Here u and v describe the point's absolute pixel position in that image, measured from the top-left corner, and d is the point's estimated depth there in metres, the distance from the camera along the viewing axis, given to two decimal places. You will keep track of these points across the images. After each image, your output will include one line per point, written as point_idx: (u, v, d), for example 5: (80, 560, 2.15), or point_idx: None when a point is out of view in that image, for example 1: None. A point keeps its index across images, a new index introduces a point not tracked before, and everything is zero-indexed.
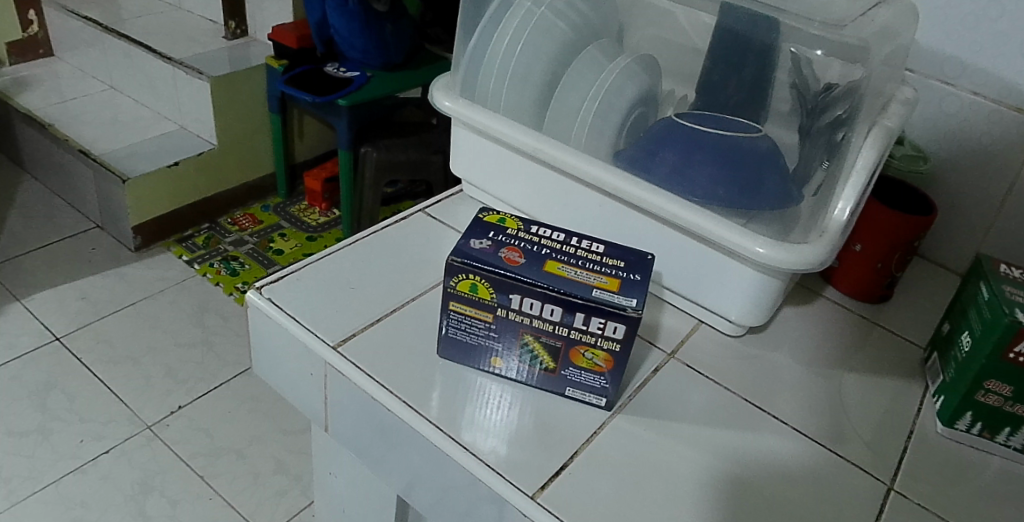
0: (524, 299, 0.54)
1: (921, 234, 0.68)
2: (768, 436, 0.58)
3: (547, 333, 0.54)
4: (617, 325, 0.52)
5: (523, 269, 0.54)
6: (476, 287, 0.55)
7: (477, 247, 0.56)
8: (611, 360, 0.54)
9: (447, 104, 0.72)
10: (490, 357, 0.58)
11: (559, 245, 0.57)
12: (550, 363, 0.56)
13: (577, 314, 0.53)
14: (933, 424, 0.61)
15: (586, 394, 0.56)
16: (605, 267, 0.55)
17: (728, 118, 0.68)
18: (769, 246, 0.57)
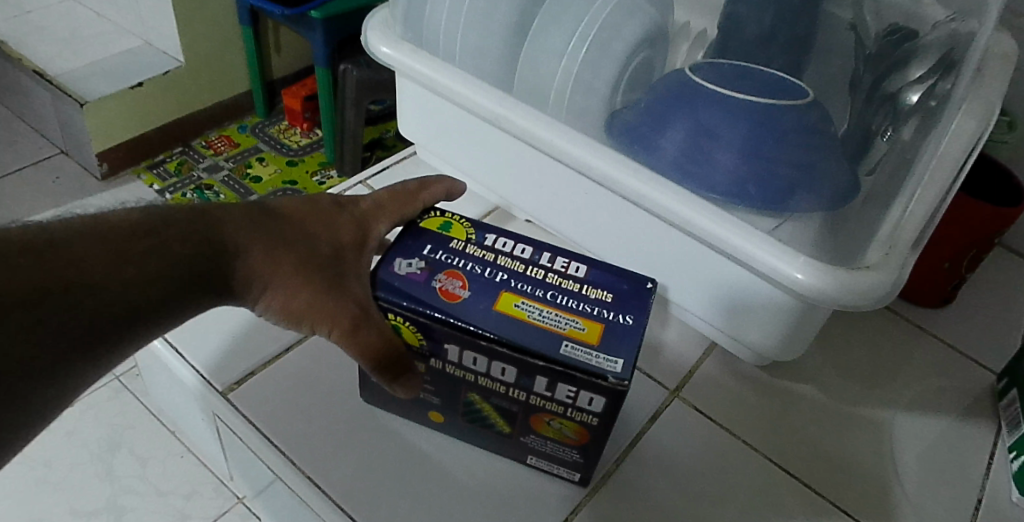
0: (466, 351, 0.39)
1: (1002, 229, 0.52)
2: (793, 513, 0.44)
3: (499, 394, 0.40)
4: (593, 396, 0.37)
5: (464, 310, 0.38)
6: (399, 331, 0.40)
7: (404, 273, 0.40)
8: (585, 433, 0.40)
9: (384, 49, 0.54)
10: (429, 410, 0.44)
11: (520, 265, 0.41)
12: (506, 428, 0.42)
13: (538, 377, 0.38)
14: (1006, 489, 0.47)
15: (556, 466, 0.43)
16: (582, 305, 0.39)
17: (759, 71, 0.50)
18: (814, 269, 0.40)
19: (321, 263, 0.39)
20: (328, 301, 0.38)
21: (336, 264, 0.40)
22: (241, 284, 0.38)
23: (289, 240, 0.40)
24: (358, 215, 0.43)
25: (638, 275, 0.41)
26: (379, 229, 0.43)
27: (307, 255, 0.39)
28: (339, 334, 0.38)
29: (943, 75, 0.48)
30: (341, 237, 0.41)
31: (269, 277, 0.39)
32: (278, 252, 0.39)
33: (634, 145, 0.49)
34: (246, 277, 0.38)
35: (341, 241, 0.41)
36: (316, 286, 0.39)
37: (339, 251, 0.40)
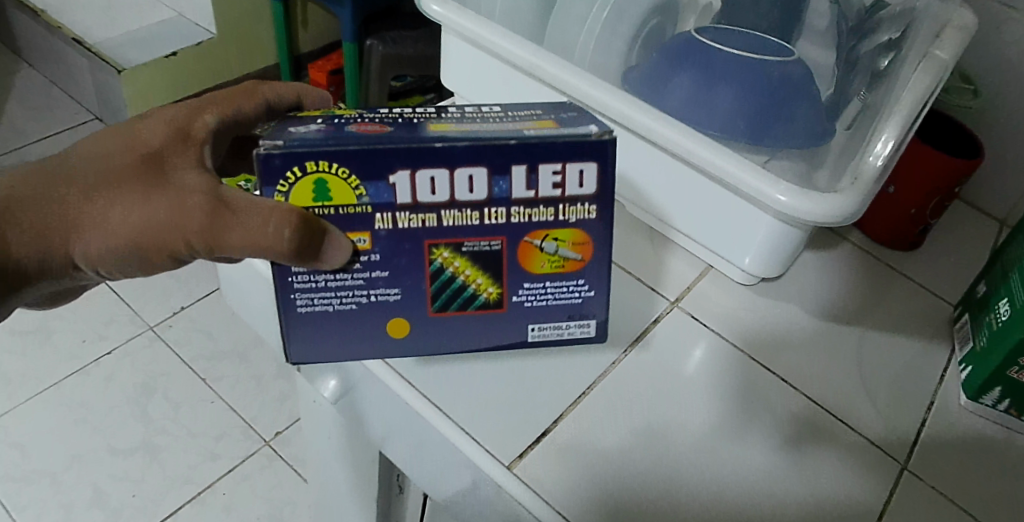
0: (426, 177, 0.42)
1: (963, 180, 0.60)
2: (774, 400, 0.53)
3: (476, 227, 0.45)
4: (583, 167, 0.43)
5: (404, 133, 0.42)
6: (327, 182, 0.42)
7: (311, 130, 0.42)
8: (583, 234, 0.46)
9: (435, 8, 0.61)
10: (391, 320, 0.48)
11: (425, 110, 0.47)
12: (493, 292, 0.48)
13: (515, 174, 0.43)
14: (955, 396, 0.55)
15: (568, 323, 0.50)
16: (523, 115, 0.45)
17: (756, 36, 0.58)
18: (793, 194, 0.48)
19: (111, 176, 0.44)
20: (179, 205, 0.43)
21: (166, 168, 0.44)
22: (116, 225, 0.44)
23: (85, 163, 0.45)
24: (179, 117, 0.46)
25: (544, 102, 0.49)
26: (205, 125, 0.47)
27: (88, 173, 0.44)
28: (209, 236, 0.42)
29: (897, 49, 0.57)
30: (147, 139, 0.45)
31: (94, 208, 0.44)
32: (79, 185, 0.44)
33: (644, 92, 0.57)
34: (89, 218, 0.44)
35: (150, 143, 0.45)
36: (150, 198, 0.43)
37: (156, 153, 0.44)
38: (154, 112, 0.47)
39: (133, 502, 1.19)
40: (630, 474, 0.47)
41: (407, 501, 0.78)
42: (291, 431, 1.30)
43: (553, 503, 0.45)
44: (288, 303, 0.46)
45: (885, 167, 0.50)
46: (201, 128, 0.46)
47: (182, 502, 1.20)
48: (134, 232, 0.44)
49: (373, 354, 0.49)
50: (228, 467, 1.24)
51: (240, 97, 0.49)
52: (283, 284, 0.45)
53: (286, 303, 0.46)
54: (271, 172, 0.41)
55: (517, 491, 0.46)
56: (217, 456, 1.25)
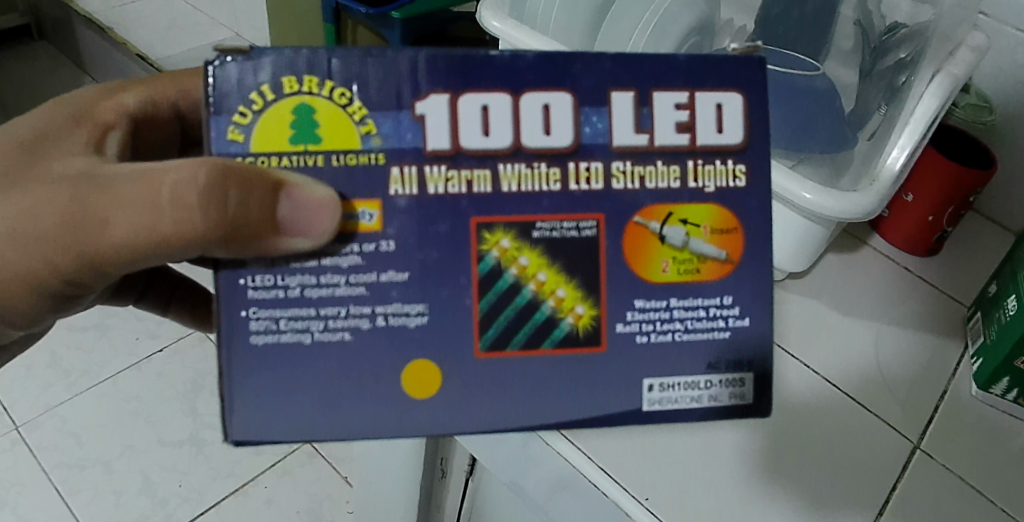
0: (475, 105, 0.38)
1: (977, 189, 0.66)
2: (795, 383, 0.59)
3: (552, 200, 0.39)
4: (722, 99, 0.40)
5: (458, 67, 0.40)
6: (314, 111, 0.38)
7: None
8: (721, 215, 0.40)
9: (495, 24, 0.68)
10: (417, 362, 0.40)
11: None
12: (582, 315, 0.41)
13: (616, 103, 0.39)
14: (968, 386, 0.61)
15: (698, 382, 0.42)
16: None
17: (783, 53, 0.63)
18: (817, 192, 0.54)
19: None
20: (50, 200, 0.42)
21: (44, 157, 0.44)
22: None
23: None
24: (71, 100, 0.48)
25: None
26: (102, 109, 0.48)
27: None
28: (78, 240, 0.42)
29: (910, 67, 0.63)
30: (36, 123, 0.46)
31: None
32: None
33: None
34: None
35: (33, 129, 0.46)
36: (25, 192, 0.43)
37: (41, 139, 0.45)
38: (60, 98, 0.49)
39: (180, 491, 1.25)
40: (666, 443, 0.54)
41: (448, 485, 0.82)
42: None
43: (595, 459, 0.53)
44: (240, 327, 0.39)
45: (900, 170, 0.56)
46: (98, 111, 0.47)
47: (226, 493, 1.26)
48: (12, 251, 0.44)
49: (393, 428, 0.41)
50: (271, 462, 1.30)
51: (154, 85, 0.50)
52: (233, 297, 0.39)
53: (235, 325, 0.39)
54: (225, 97, 0.38)
55: (567, 451, 0.53)
56: (260, 451, 1.32)
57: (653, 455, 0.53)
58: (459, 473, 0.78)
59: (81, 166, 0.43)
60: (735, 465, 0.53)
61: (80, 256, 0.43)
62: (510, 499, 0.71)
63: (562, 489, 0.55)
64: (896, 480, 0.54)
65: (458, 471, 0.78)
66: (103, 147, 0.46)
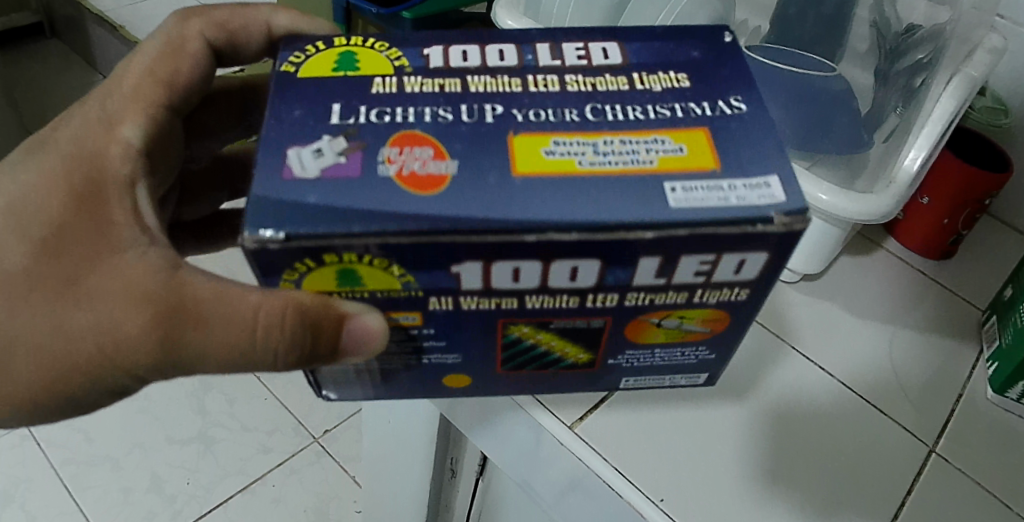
0: (507, 267, 0.37)
1: (992, 192, 0.66)
2: (809, 385, 0.59)
3: (568, 310, 0.41)
4: (746, 256, 0.38)
5: (480, 204, 0.36)
6: (361, 273, 0.37)
7: (329, 166, 0.37)
8: (715, 314, 0.42)
9: (510, 23, 0.68)
10: (447, 377, 0.47)
11: (496, 78, 0.43)
12: (582, 357, 0.46)
13: (640, 265, 0.37)
14: (983, 390, 0.60)
15: (677, 377, 0.50)
16: (652, 118, 0.40)
17: (799, 53, 0.63)
18: (834, 193, 0.54)
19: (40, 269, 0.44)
20: (119, 315, 0.42)
21: (90, 251, 0.44)
22: (46, 353, 0.44)
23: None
24: (87, 148, 0.47)
25: (687, 45, 0.45)
26: (113, 154, 0.47)
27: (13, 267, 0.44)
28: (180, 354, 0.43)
29: (927, 70, 0.62)
30: (58, 195, 0.45)
31: (21, 317, 0.44)
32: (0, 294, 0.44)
33: None
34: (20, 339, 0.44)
35: (62, 204, 0.45)
36: (87, 301, 0.43)
37: (81, 245, 0.44)
38: (64, 137, 0.48)
39: (188, 489, 1.26)
40: (680, 446, 0.54)
41: (458, 484, 0.82)
42: (340, 429, 1.35)
43: (610, 460, 0.53)
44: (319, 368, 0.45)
45: (917, 172, 0.55)
46: (114, 169, 0.46)
47: (234, 491, 1.26)
48: (110, 374, 0.44)
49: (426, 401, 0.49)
50: (279, 461, 1.30)
51: (140, 90, 0.50)
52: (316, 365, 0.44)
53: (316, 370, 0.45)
54: (274, 266, 0.37)
55: (580, 450, 0.53)
56: (269, 450, 1.32)
57: (667, 456, 0.53)
58: (470, 472, 0.78)
59: (136, 267, 0.43)
60: (748, 468, 0.53)
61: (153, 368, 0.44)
62: (521, 498, 0.71)
63: (573, 489, 0.55)
64: (911, 484, 0.53)
65: (468, 471, 0.78)
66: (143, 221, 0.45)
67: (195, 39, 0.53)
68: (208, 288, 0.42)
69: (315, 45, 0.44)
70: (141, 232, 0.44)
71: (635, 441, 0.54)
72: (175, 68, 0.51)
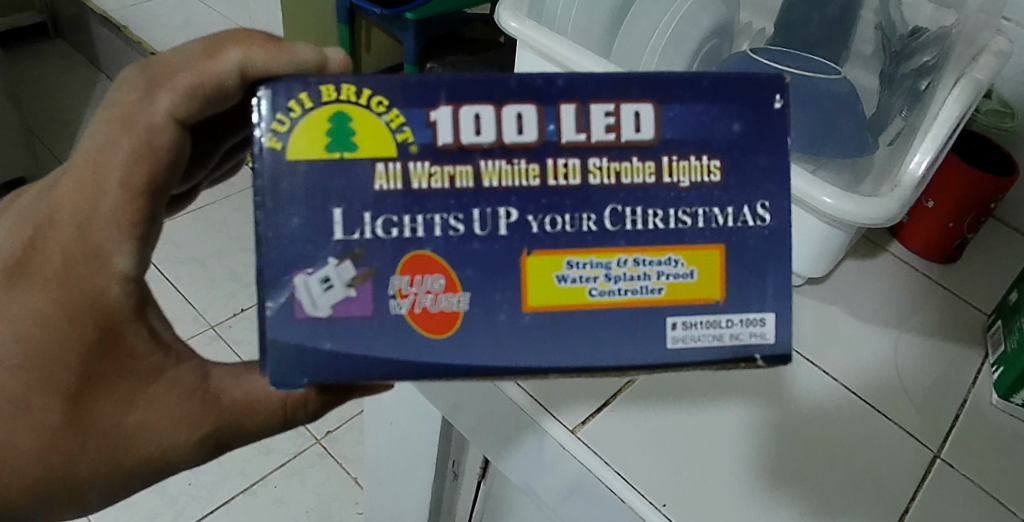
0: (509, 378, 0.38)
1: (998, 195, 0.65)
2: (814, 389, 0.59)
3: None
4: None
5: (488, 352, 0.37)
6: None
7: (339, 302, 0.36)
8: None
9: (513, 25, 0.68)
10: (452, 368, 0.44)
11: (512, 163, 0.36)
12: None
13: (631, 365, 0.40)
14: (988, 395, 0.60)
15: None
16: (674, 226, 0.37)
17: (805, 56, 0.62)
18: (838, 196, 0.53)
19: (72, 424, 0.40)
20: (169, 448, 0.41)
21: (122, 395, 0.40)
22: (90, 489, 0.41)
23: (23, 416, 0.39)
24: (78, 289, 0.39)
25: (731, 112, 0.37)
26: (114, 294, 0.39)
27: (43, 427, 0.39)
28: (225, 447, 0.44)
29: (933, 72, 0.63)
30: (63, 337, 0.39)
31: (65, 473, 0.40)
32: (38, 458, 0.40)
33: None
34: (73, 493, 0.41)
35: (76, 350, 0.39)
36: (142, 445, 0.41)
37: (106, 383, 0.40)
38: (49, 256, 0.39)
39: (189, 490, 1.25)
40: (683, 449, 0.54)
41: (460, 488, 0.81)
42: (341, 430, 1.35)
43: (612, 463, 0.53)
44: None
45: (922, 175, 0.55)
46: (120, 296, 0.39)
47: (235, 492, 1.26)
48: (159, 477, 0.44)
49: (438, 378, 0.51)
50: (280, 462, 1.30)
51: (119, 210, 0.39)
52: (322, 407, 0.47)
53: None
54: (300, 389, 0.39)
55: (582, 454, 0.53)
56: (271, 451, 1.31)
57: (670, 459, 0.53)
58: (471, 476, 0.77)
59: (176, 391, 0.41)
60: (752, 473, 0.53)
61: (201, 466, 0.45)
62: (524, 502, 0.71)
63: (575, 493, 0.55)
64: (915, 489, 0.53)
65: (470, 474, 0.77)
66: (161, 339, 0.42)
67: (166, 125, 0.39)
68: (241, 392, 0.43)
69: (299, 98, 0.36)
70: (162, 351, 0.41)
71: (637, 444, 0.54)
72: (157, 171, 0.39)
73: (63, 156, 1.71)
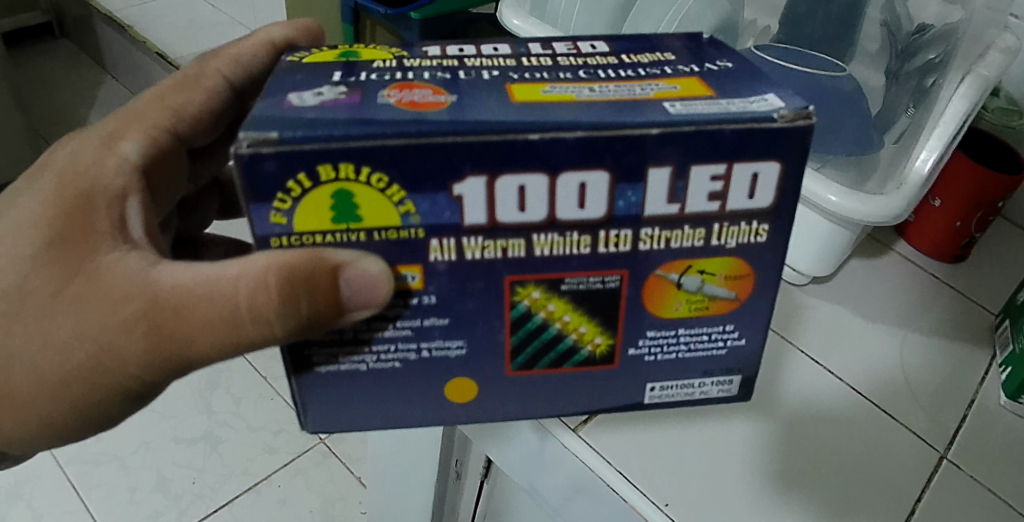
0: (512, 185, 0.33)
1: (1006, 194, 0.65)
2: (819, 388, 0.58)
3: (580, 260, 0.37)
4: (759, 168, 0.34)
5: (475, 115, 0.33)
6: (352, 194, 0.33)
7: (325, 100, 0.34)
8: (740, 264, 0.38)
9: (516, 23, 0.67)
10: (455, 380, 0.41)
11: (492, 59, 0.40)
12: (601, 343, 0.40)
13: (652, 181, 0.34)
14: (996, 395, 0.59)
15: (717, 385, 0.43)
16: (650, 73, 0.38)
17: (810, 54, 0.62)
18: (843, 194, 0.53)
19: (21, 291, 0.42)
20: (108, 326, 0.41)
21: (72, 266, 0.41)
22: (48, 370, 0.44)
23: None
24: (79, 162, 0.44)
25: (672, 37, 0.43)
26: (108, 167, 0.44)
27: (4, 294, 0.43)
28: (169, 347, 0.41)
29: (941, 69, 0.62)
30: (49, 208, 0.43)
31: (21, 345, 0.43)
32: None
33: None
34: (14, 352, 0.44)
35: (48, 220, 0.42)
36: (74, 312, 0.41)
37: (67, 247, 0.42)
38: (57, 159, 0.45)
39: (194, 488, 1.25)
40: (688, 451, 0.53)
41: (463, 486, 0.81)
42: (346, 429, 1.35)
43: (614, 463, 0.52)
44: (302, 361, 0.40)
45: (929, 173, 0.55)
46: (105, 176, 0.44)
47: (239, 491, 1.26)
48: (108, 372, 0.43)
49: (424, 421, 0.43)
50: (285, 461, 1.30)
51: (145, 117, 0.47)
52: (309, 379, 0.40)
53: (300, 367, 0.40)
54: (262, 191, 0.33)
55: (585, 454, 0.53)
56: (275, 450, 1.31)
57: (675, 459, 0.53)
58: (475, 475, 0.77)
59: (115, 270, 0.41)
60: (756, 475, 0.52)
61: (154, 371, 0.42)
62: (529, 502, 0.70)
63: (578, 493, 0.55)
64: (920, 493, 0.52)
65: (473, 473, 0.77)
66: (125, 229, 0.42)
67: (216, 77, 0.50)
68: (189, 278, 0.40)
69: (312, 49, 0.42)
70: (117, 235, 0.42)
71: (642, 446, 0.53)
72: (184, 100, 0.48)
73: None
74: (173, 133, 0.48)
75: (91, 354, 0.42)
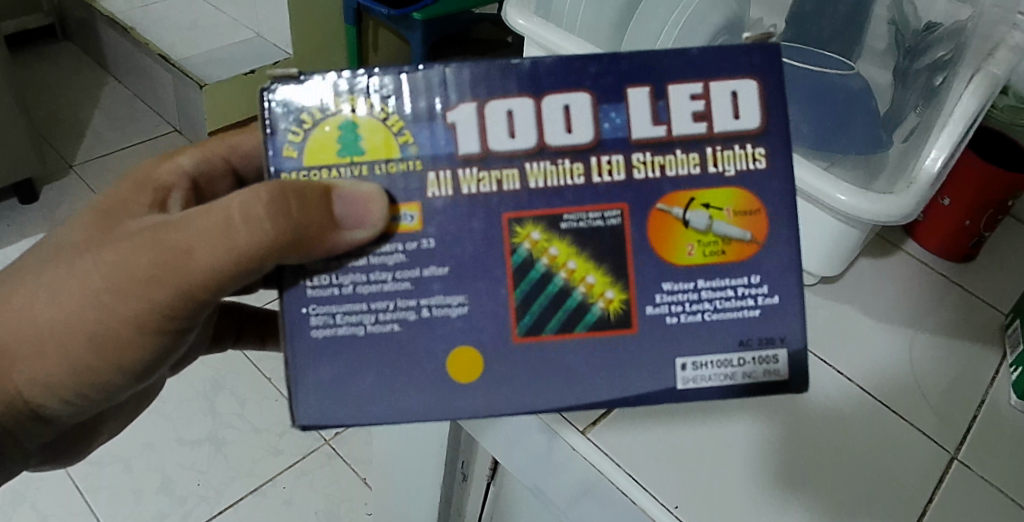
0: (501, 110, 0.39)
1: (1015, 193, 0.65)
2: (829, 387, 0.58)
3: (576, 193, 0.40)
4: (737, 86, 0.39)
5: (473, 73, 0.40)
6: (358, 123, 0.39)
7: None
8: (744, 195, 0.40)
9: (521, 22, 0.67)
10: (459, 349, 0.40)
11: None
12: (610, 299, 0.41)
13: (631, 99, 0.39)
14: (1006, 395, 0.59)
15: (749, 358, 0.41)
16: None
17: (816, 51, 0.62)
18: (852, 194, 0.53)
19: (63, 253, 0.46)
20: (118, 259, 0.43)
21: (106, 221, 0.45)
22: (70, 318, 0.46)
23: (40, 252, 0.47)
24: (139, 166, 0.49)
25: None
26: (163, 171, 0.48)
27: (49, 257, 0.46)
28: (170, 276, 0.42)
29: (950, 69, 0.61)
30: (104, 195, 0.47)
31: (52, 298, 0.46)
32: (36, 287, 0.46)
33: None
34: (48, 294, 0.46)
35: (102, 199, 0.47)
36: (97, 251, 0.44)
37: (110, 216, 0.45)
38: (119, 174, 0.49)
39: (198, 490, 1.25)
40: (698, 454, 0.53)
41: (470, 488, 0.81)
42: (351, 431, 1.35)
43: (622, 465, 0.52)
44: (301, 322, 0.40)
45: (938, 173, 0.54)
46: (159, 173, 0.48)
47: (243, 493, 1.26)
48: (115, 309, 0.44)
49: (436, 412, 0.41)
50: (290, 462, 1.30)
51: (206, 144, 0.51)
52: (298, 328, 0.40)
53: (296, 321, 0.40)
54: (281, 119, 0.39)
55: (593, 455, 0.53)
56: (280, 451, 1.31)
57: (684, 460, 0.53)
58: (481, 477, 0.77)
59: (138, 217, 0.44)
60: (764, 477, 0.52)
61: (165, 302, 0.43)
62: (536, 505, 0.70)
63: (586, 494, 0.55)
64: (930, 495, 0.52)
65: (479, 475, 0.77)
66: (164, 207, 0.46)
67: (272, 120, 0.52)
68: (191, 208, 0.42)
69: None
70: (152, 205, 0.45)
71: (651, 448, 0.53)
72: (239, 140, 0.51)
73: (72, 158, 1.72)
74: (229, 163, 0.52)
75: (106, 296, 0.44)
